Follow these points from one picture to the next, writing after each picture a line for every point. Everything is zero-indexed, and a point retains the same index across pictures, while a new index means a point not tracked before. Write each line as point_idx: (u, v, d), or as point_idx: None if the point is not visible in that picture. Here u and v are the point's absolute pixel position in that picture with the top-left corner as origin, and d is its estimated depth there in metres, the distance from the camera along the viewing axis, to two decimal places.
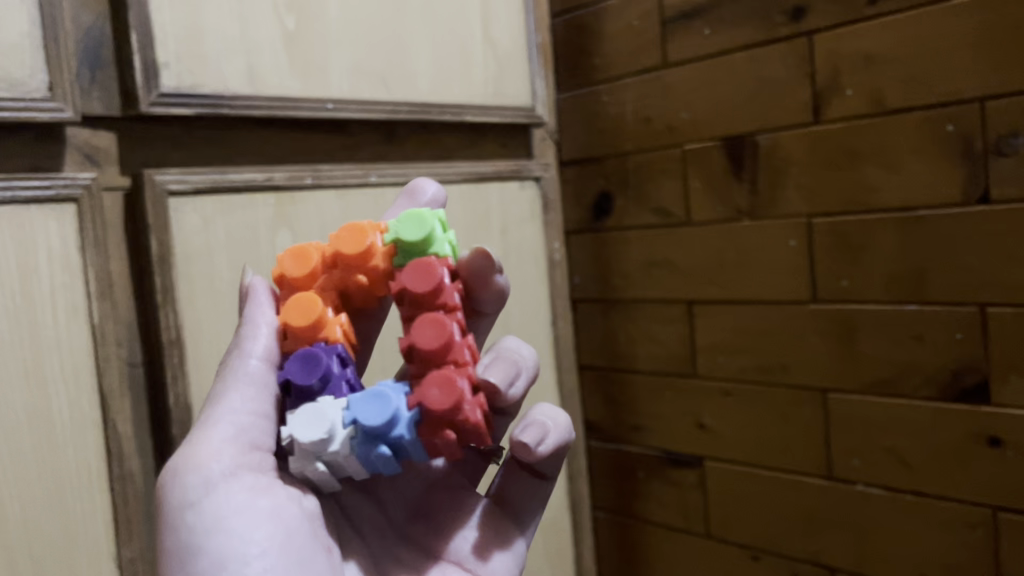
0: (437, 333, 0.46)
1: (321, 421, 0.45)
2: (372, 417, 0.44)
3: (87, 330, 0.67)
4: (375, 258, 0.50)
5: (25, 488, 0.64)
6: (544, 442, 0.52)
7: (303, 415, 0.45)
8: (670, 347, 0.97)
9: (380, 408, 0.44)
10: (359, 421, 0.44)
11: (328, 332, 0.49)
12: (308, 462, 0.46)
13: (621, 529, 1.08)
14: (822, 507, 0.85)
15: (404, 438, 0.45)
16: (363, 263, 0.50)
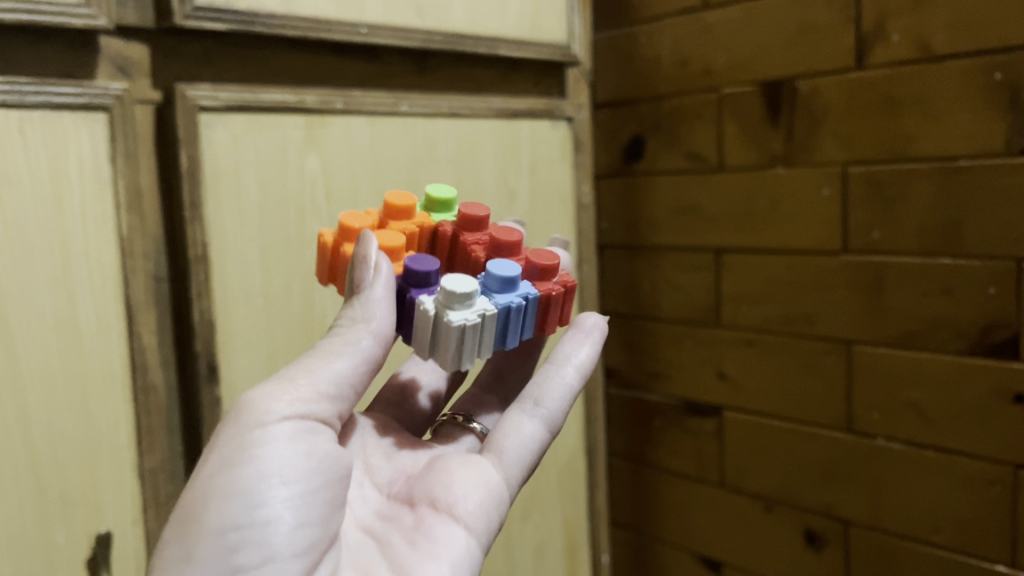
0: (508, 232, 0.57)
1: (465, 278, 0.50)
2: (507, 270, 0.52)
3: (116, 241, 0.67)
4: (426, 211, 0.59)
5: (51, 392, 0.65)
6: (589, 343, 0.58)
7: (450, 278, 0.50)
8: (695, 296, 0.96)
9: (507, 265, 0.53)
10: (498, 272, 0.52)
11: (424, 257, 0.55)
12: (460, 312, 0.49)
13: (634, 476, 1.08)
14: (838, 460, 0.84)
15: (532, 293, 0.53)
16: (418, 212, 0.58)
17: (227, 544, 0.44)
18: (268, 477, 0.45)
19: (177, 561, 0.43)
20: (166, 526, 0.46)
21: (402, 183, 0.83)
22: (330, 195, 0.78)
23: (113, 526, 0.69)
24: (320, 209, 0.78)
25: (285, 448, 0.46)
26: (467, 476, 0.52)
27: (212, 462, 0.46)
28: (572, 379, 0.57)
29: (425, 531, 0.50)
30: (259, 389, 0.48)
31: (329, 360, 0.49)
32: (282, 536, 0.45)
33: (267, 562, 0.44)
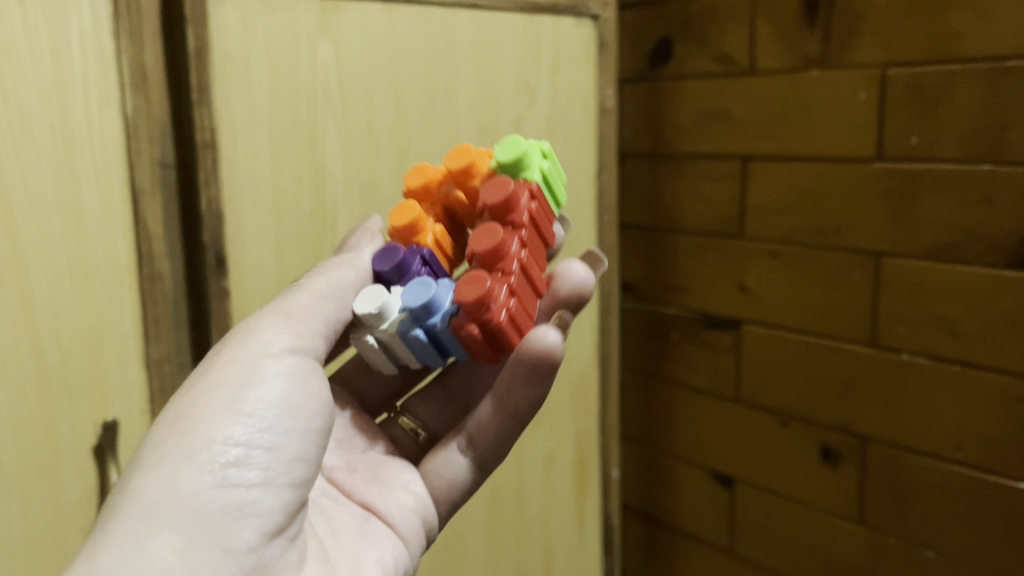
0: (488, 239, 0.51)
1: (373, 298, 0.52)
2: (413, 298, 0.50)
3: (120, 121, 0.65)
4: (475, 177, 0.56)
5: (53, 274, 0.63)
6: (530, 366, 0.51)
7: (365, 292, 0.52)
8: (718, 207, 0.93)
9: (422, 291, 0.50)
10: (404, 303, 0.51)
11: (420, 238, 0.55)
12: (361, 336, 0.52)
13: (647, 391, 1.06)
14: (859, 375, 0.82)
15: (438, 325, 0.50)
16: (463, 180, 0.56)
17: (230, 455, 0.44)
18: (273, 402, 0.47)
19: (180, 463, 0.43)
20: (154, 434, 0.45)
21: (418, 76, 0.80)
22: (343, 85, 0.75)
23: (118, 416, 0.68)
24: (333, 99, 0.74)
25: (286, 377, 0.48)
26: (412, 491, 0.57)
27: (214, 378, 0.46)
28: (508, 424, 0.55)
29: (373, 530, 0.54)
30: (257, 321, 0.50)
31: (321, 301, 0.52)
32: (278, 461, 0.46)
33: (264, 481, 0.45)
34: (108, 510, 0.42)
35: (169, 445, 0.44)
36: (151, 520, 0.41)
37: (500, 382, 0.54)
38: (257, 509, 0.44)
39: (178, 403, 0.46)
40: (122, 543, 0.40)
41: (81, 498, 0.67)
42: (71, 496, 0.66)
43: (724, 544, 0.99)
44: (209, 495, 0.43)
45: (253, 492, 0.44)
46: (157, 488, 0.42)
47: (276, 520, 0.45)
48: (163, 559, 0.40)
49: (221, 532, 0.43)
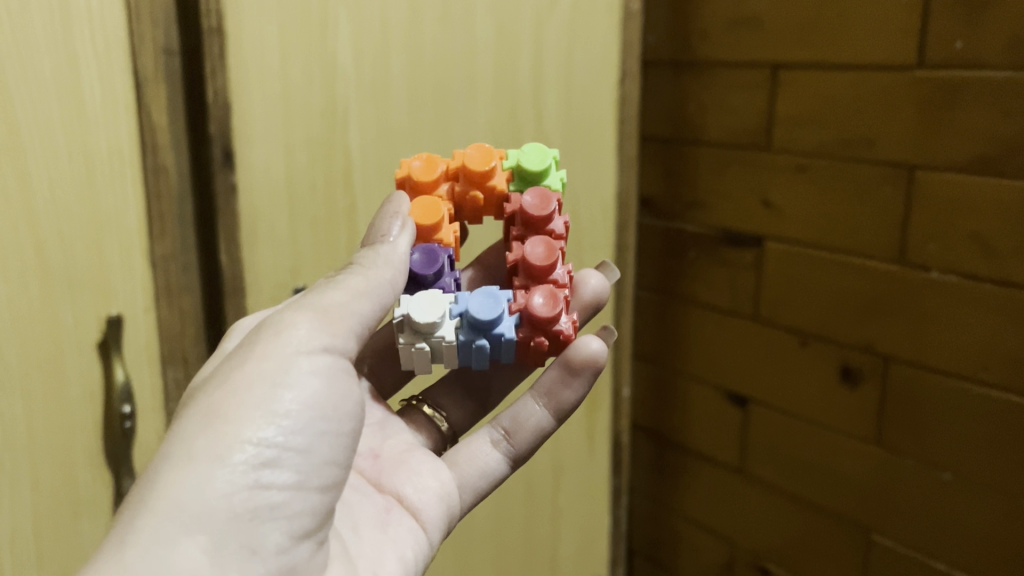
0: (546, 254, 0.55)
1: (435, 306, 0.51)
2: (484, 313, 0.51)
3: (121, 2, 0.61)
4: (494, 178, 0.59)
5: (53, 161, 0.60)
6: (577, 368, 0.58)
7: (421, 298, 0.51)
8: (745, 118, 0.89)
9: (493, 305, 0.52)
10: (471, 312, 0.52)
11: (442, 236, 0.57)
12: (415, 342, 0.51)
13: (662, 309, 1.04)
14: (885, 294, 0.80)
15: (506, 337, 0.52)
16: (483, 180, 0.59)
17: (260, 456, 0.43)
18: (305, 404, 0.45)
19: (211, 463, 0.42)
20: (183, 429, 0.43)
21: None
22: None
23: (122, 311, 0.66)
24: None
25: (320, 378, 0.46)
26: (431, 479, 0.57)
27: (246, 375, 0.45)
28: (547, 419, 0.60)
29: (395, 519, 0.54)
30: (290, 317, 0.47)
31: (358, 299, 0.49)
32: (308, 464, 0.45)
33: (294, 483, 0.44)
34: (134, 504, 0.41)
35: (201, 440, 0.42)
36: (181, 521, 0.40)
37: (547, 379, 0.59)
38: (287, 512, 0.44)
39: (209, 397, 0.44)
40: (151, 544, 0.39)
41: (86, 393, 0.65)
42: (74, 391, 0.65)
43: (734, 464, 0.98)
44: (239, 497, 0.42)
45: (283, 494, 0.44)
46: (188, 488, 0.41)
47: (305, 520, 0.45)
48: (194, 561, 0.39)
49: (250, 534, 0.42)
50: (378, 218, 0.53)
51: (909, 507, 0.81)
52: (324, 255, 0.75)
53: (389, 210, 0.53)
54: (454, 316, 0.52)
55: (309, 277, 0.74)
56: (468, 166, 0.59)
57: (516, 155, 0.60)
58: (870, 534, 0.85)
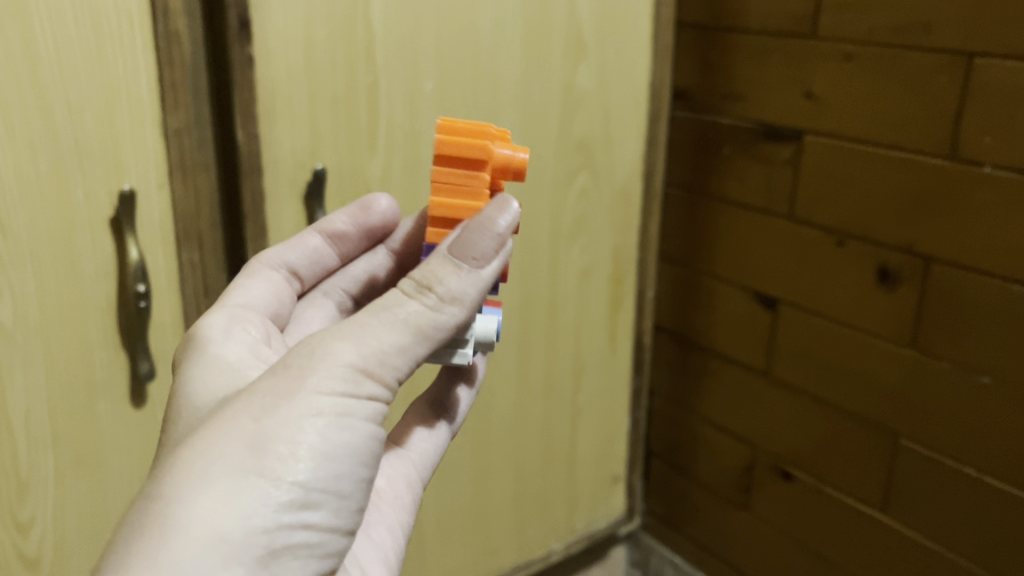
0: None
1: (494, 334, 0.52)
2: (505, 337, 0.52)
3: None
4: None
5: (59, 22, 0.57)
6: None
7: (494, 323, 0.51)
8: (790, 2, 0.84)
9: None
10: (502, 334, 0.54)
11: None
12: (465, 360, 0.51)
13: (690, 208, 1.01)
14: (931, 192, 0.76)
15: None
16: None
17: (302, 497, 0.40)
18: (346, 448, 0.42)
19: (254, 500, 0.38)
20: (219, 449, 0.39)
21: None
22: None
23: (136, 186, 0.63)
24: None
25: (365, 419, 0.43)
26: (397, 470, 0.57)
27: (297, 404, 0.41)
28: (466, 383, 0.62)
29: (374, 516, 0.54)
30: (346, 347, 0.42)
31: (416, 340, 0.44)
32: (342, 508, 0.43)
33: (327, 526, 0.42)
34: (161, 525, 0.37)
35: (245, 470, 0.39)
36: (216, 560, 0.37)
37: (460, 357, 0.63)
38: (315, 552, 0.41)
39: (251, 416, 0.40)
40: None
41: (99, 271, 0.63)
42: (87, 269, 0.63)
43: (761, 367, 0.96)
44: (275, 538, 0.39)
45: (316, 536, 0.41)
46: (226, 524, 0.37)
47: (328, 563, 0.43)
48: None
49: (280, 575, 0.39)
50: (471, 229, 0.45)
51: (943, 412, 0.79)
52: (344, 134, 0.71)
53: (488, 225, 0.46)
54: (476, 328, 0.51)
55: (329, 159, 0.71)
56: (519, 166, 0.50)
57: None
58: (898, 438, 0.83)
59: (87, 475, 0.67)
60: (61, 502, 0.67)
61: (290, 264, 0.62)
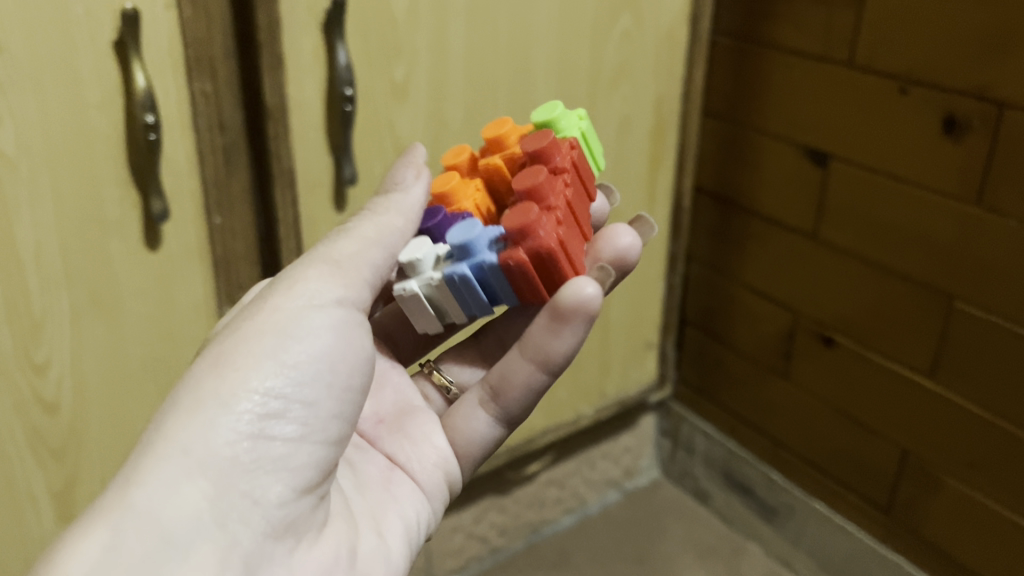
0: (528, 175, 0.50)
1: (419, 247, 0.51)
2: (456, 238, 0.49)
3: None
4: (511, 142, 0.55)
5: None
6: (551, 329, 0.51)
7: (409, 242, 0.52)
8: None
9: (463, 231, 0.49)
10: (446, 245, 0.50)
11: (460, 202, 0.54)
12: (403, 285, 0.51)
13: (740, 58, 0.94)
14: (1011, 29, 0.69)
15: (484, 263, 0.48)
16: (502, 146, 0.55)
17: (266, 406, 0.44)
18: (314, 358, 0.46)
19: (216, 411, 0.43)
20: (190, 375, 0.45)
21: None
22: None
23: (139, 5, 0.58)
24: None
25: (328, 331, 0.47)
26: (433, 448, 0.58)
27: (256, 325, 0.46)
28: (536, 376, 0.54)
29: (396, 483, 0.56)
30: (302, 271, 0.49)
31: (368, 247, 0.51)
32: (316, 418, 0.46)
33: (299, 436, 0.45)
34: (139, 446, 0.42)
35: (208, 387, 0.43)
36: (181, 466, 0.41)
37: (533, 332, 0.52)
38: (290, 464, 0.44)
39: (219, 343, 0.46)
40: (157, 481, 0.40)
41: (103, 99, 0.59)
42: (93, 95, 0.58)
43: (808, 229, 0.91)
44: (241, 449, 0.43)
45: (288, 447, 0.45)
46: (194, 434, 0.42)
47: (309, 476, 0.46)
48: (193, 505, 0.40)
49: (250, 485, 0.43)
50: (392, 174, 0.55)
51: (1005, 272, 0.74)
52: None
53: (407, 159, 0.54)
54: (445, 255, 0.51)
55: None
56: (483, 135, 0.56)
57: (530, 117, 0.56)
58: (953, 301, 0.79)
59: (103, 318, 0.65)
60: (78, 345, 0.65)
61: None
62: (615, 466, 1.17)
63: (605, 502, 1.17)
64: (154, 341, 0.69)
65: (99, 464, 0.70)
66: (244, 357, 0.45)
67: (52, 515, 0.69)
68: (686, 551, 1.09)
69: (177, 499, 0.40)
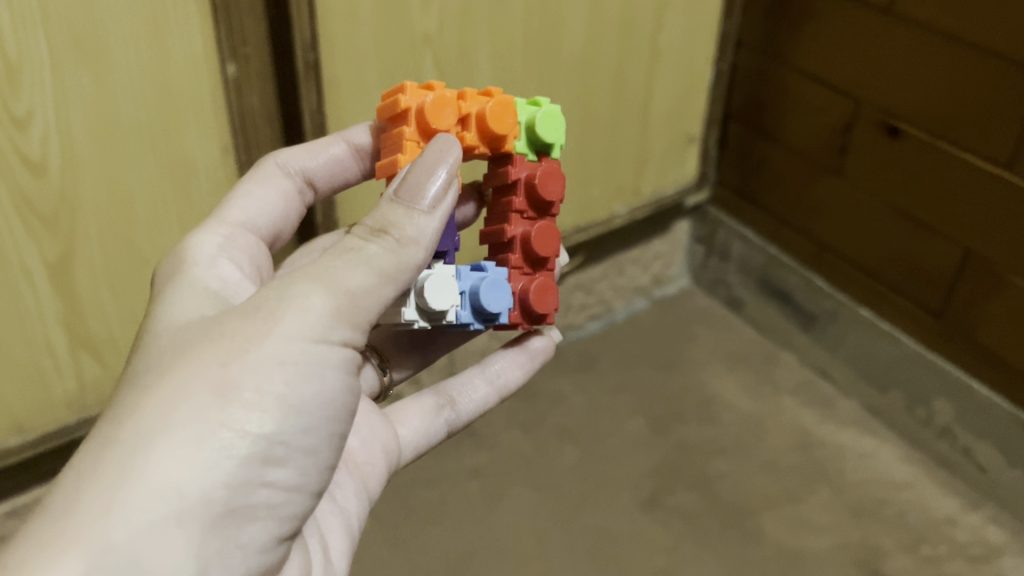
0: (548, 243, 0.51)
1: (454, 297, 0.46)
2: (497, 302, 0.48)
3: None
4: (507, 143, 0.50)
5: None
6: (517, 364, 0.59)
7: (438, 282, 0.45)
8: None
9: (503, 298, 0.48)
10: (482, 301, 0.47)
11: None
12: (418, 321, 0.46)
13: None
14: None
15: (498, 321, 0.49)
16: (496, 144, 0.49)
17: (264, 450, 0.38)
18: (316, 401, 0.40)
19: (213, 450, 0.37)
20: (181, 388, 0.37)
21: None
22: None
23: None
24: None
25: (331, 375, 0.40)
26: (377, 437, 0.52)
27: (263, 352, 0.38)
28: (491, 396, 0.58)
29: (342, 479, 0.49)
30: (313, 291, 0.39)
31: (382, 281, 0.40)
32: (309, 466, 0.41)
33: (291, 485, 0.40)
34: (116, 462, 0.36)
35: (207, 417, 0.37)
36: (168, 507, 0.35)
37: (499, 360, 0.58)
38: (277, 512, 0.39)
39: (218, 358, 0.38)
40: (139, 521, 0.35)
41: None
42: None
43: (881, 3, 0.80)
44: (234, 496, 0.37)
45: (278, 496, 0.39)
46: (186, 471, 0.36)
47: (292, 521, 0.41)
48: (178, 555, 0.35)
49: (237, 531, 0.38)
50: (415, 167, 0.42)
51: None
52: None
53: (431, 161, 0.42)
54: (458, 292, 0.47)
55: None
56: (490, 127, 0.48)
57: (537, 119, 0.50)
58: None
59: (89, 70, 0.57)
60: (61, 96, 0.56)
61: (307, 171, 0.56)
62: (644, 273, 1.11)
63: (632, 310, 1.12)
64: (149, 103, 0.61)
65: (97, 239, 0.63)
66: (244, 397, 0.38)
67: (51, 293, 0.63)
68: (716, 358, 1.05)
69: (160, 552, 0.35)
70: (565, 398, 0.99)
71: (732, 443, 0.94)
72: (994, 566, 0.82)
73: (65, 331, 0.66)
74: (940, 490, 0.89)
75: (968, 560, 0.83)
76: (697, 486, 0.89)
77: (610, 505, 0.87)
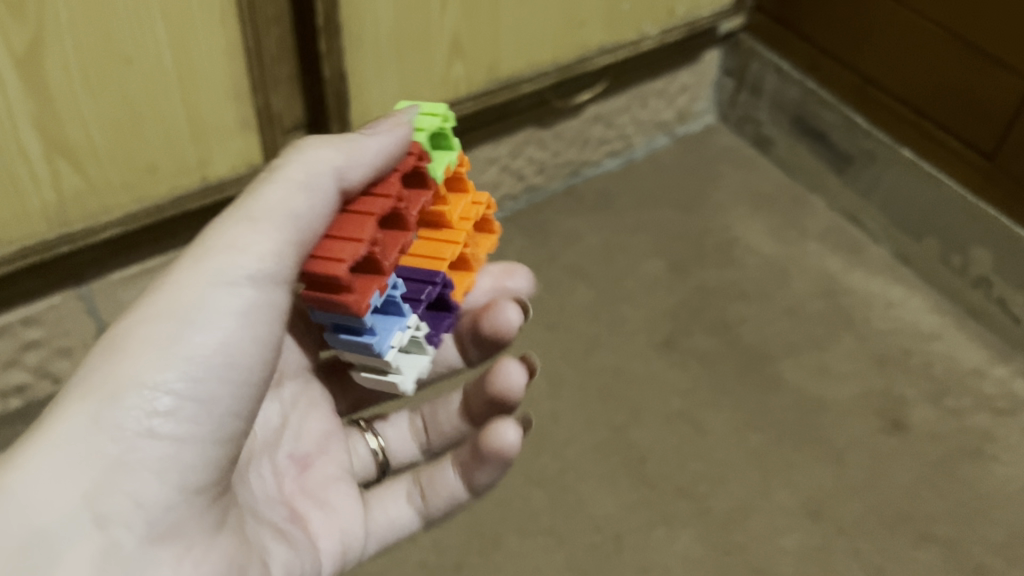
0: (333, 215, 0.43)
1: None
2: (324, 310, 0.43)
3: None
4: None
5: None
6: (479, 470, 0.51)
7: None
8: None
9: None
10: None
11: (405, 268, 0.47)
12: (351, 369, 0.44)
13: None
14: None
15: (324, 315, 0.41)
16: None
17: (160, 400, 0.38)
18: (214, 346, 0.40)
19: (105, 404, 0.37)
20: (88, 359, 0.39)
21: None
22: None
23: None
24: None
25: (233, 315, 0.41)
26: (341, 508, 0.49)
27: (165, 304, 0.40)
28: (462, 490, 0.52)
29: (292, 538, 0.46)
30: (227, 232, 0.41)
31: (296, 196, 0.41)
32: (212, 410, 0.40)
33: (190, 429, 0.39)
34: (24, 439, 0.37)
35: (99, 377, 0.38)
36: (58, 463, 0.36)
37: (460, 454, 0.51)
38: (178, 460, 0.38)
39: (124, 321, 0.40)
40: (33, 481, 0.35)
41: None
42: None
43: None
44: (124, 448, 0.37)
45: (176, 443, 0.39)
46: (76, 429, 0.37)
47: (200, 469, 0.39)
48: (68, 501, 0.35)
49: (133, 481, 0.37)
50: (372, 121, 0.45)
51: None
52: None
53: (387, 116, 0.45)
54: None
55: None
56: None
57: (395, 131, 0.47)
58: None
59: None
60: None
61: None
62: (668, 108, 1.03)
63: (653, 148, 1.05)
64: None
65: (70, 26, 0.56)
66: (140, 345, 0.39)
67: (20, 87, 0.56)
68: (741, 200, 0.99)
69: (58, 494, 0.35)
70: (580, 238, 0.94)
71: (755, 287, 0.89)
72: (1020, 419, 0.79)
73: (38, 135, 0.59)
74: (969, 341, 0.86)
75: (993, 413, 0.80)
76: (717, 329, 0.85)
77: (624, 346, 0.84)
